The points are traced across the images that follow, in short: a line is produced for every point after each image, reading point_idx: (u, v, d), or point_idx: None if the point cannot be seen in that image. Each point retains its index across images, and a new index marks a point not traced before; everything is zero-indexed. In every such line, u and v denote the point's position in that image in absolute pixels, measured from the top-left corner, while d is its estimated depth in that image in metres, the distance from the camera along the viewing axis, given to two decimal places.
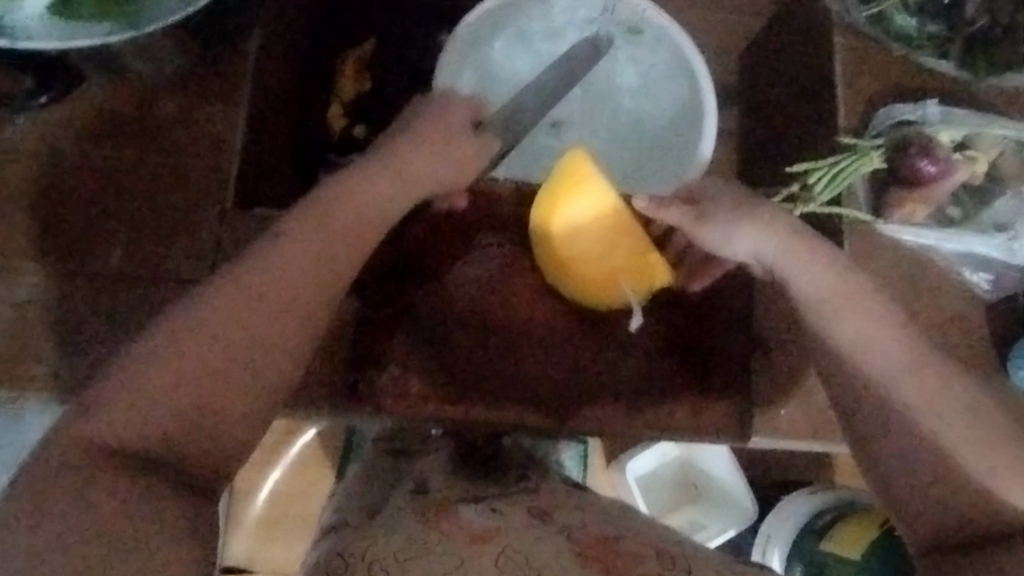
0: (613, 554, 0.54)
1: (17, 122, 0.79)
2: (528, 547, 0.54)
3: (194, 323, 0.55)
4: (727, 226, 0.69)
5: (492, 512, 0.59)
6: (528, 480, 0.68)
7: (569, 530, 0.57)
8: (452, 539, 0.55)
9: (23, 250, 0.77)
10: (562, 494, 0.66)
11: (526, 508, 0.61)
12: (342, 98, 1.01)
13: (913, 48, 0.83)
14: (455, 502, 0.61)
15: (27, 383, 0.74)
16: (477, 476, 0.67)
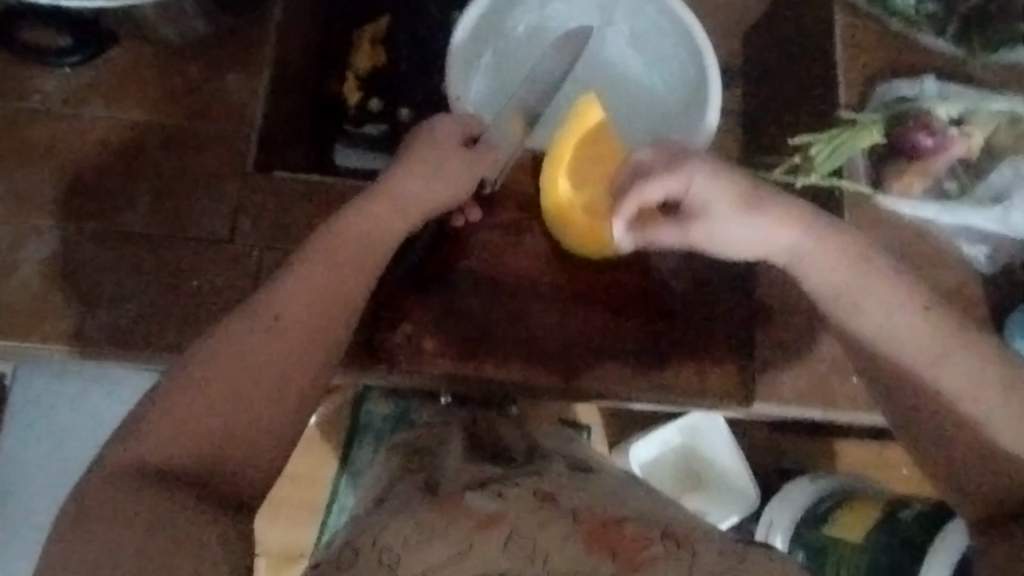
0: (617, 530, 0.52)
1: (48, 83, 0.82)
2: (535, 531, 0.52)
3: (214, 385, 0.56)
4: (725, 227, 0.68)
5: (497, 496, 0.56)
6: (536, 461, 0.67)
7: (574, 509, 0.54)
8: (454, 523, 0.53)
9: (52, 207, 0.79)
10: (565, 474, 0.65)
11: (531, 489, 0.58)
12: (358, 71, 1.05)
13: (911, 25, 0.87)
14: (461, 489, 0.59)
15: (55, 338, 0.77)
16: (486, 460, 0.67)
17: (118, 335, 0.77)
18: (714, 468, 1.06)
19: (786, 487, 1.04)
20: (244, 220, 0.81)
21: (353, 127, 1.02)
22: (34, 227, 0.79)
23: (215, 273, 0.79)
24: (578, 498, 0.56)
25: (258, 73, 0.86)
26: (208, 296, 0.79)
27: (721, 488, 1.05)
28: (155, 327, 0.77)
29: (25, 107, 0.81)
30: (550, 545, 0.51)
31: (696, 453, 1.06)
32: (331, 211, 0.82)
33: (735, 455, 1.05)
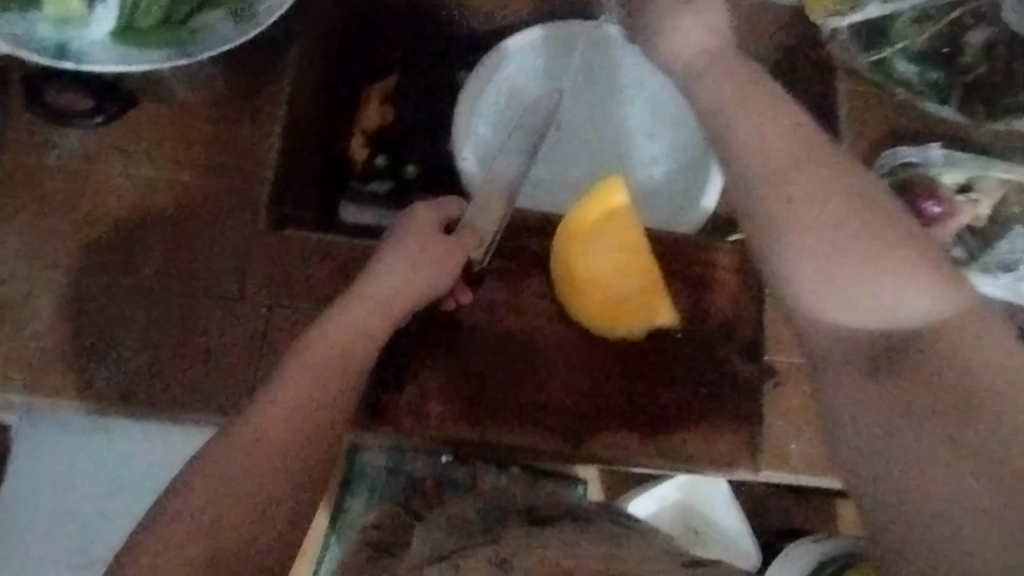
0: None
1: (67, 139, 0.83)
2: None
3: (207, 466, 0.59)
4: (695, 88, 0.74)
5: (452, 570, 0.57)
6: (507, 529, 0.67)
7: None
8: None
9: (64, 262, 0.80)
10: (528, 537, 0.64)
11: (487, 558, 0.59)
12: (365, 129, 1.08)
13: (915, 95, 0.86)
14: (422, 564, 0.60)
15: (62, 392, 0.77)
16: (449, 534, 0.68)
17: (124, 391, 0.78)
18: (714, 525, 1.05)
19: (794, 551, 1.02)
20: (252, 277, 0.82)
21: (360, 183, 1.05)
22: (46, 282, 0.80)
23: (222, 330, 0.80)
24: (535, 562, 0.57)
25: (271, 132, 0.87)
26: (215, 353, 0.79)
27: (721, 546, 1.05)
28: (161, 383, 0.78)
29: (43, 163, 0.83)
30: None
31: (696, 511, 1.06)
32: (338, 270, 0.83)
33: (735, 513, 1.05)
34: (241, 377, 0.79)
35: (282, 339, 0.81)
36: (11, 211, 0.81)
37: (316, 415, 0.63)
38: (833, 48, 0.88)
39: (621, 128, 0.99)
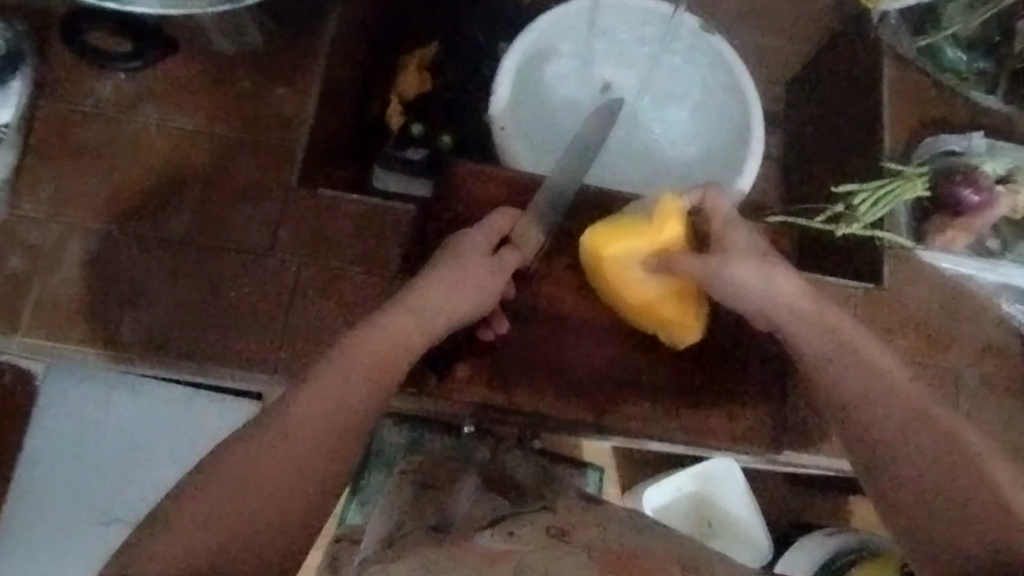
0: (630, 569, 0.52)
1: (104, 86, 0.83)
2: (545, 565, 0.52)
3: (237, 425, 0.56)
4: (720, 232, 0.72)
5: (508, 537, 0.57)
6: (550, 498, 0.67)
7: (588, 546, 0.55)
8: (460, 561, 0.53)
9: (98, 209, 0.80)
10: (578, 509, 0.64)
11: (544, 528, 0.58)
12: (402, 93, 1.06)
13: (963, 81, 0.89)
14: (472, 531, 0.59)
15: (93, 338, 0.77)
16: (498, 496, 0.67)
17: (156, 340, 0.78)
18: (728, 517, 0.98)
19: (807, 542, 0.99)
20: (284, 233, 0.82)
21: (394, 150, 1.00)
22: (79, 228, 0.79)
23: (254, 285, 0.80)
24: (591, 535, 0.57)
25: (307, 87, 0.87)
26: (246, 308, 0.79)
27: (732, 538, 0.98)
28: (192, 335, 0.78)
29: (80, 109, 0.82)
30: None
31: (712, 503, 0.98)
32: (369, 231, 0.83)
33: (751, 507, 0.98)
34: (271, 333, 0.79)
35: (312, 297, 0.80)
36: (46, 156, 0.81)
37: (367, 383, 0.60)
38: (882, 31, 0.91)
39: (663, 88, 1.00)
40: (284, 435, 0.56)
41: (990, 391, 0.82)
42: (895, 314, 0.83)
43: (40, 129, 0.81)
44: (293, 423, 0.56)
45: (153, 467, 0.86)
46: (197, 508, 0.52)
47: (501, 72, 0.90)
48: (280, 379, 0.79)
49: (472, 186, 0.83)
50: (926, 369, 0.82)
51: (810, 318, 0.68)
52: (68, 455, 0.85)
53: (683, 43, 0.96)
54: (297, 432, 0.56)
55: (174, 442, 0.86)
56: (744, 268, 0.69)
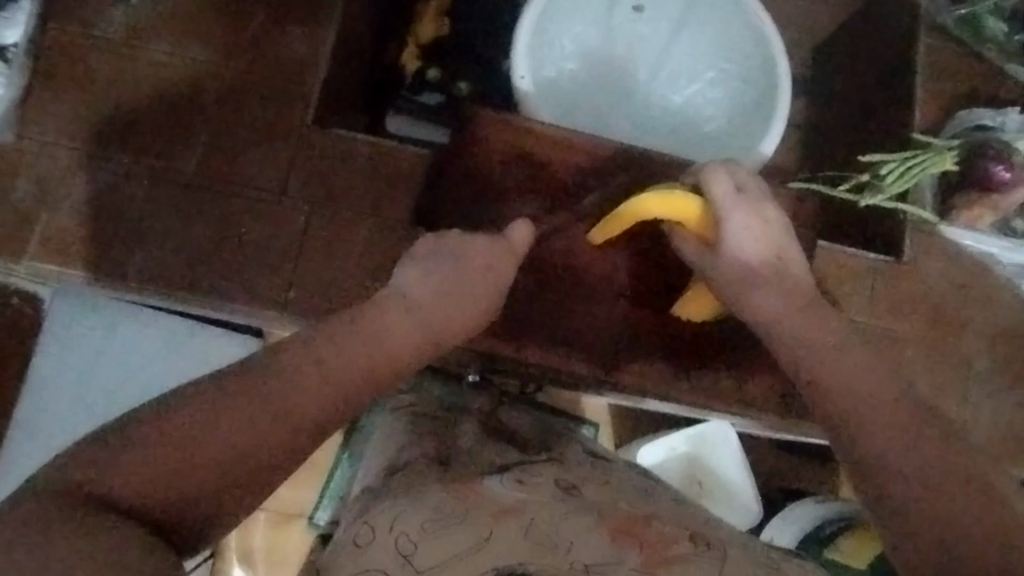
0: (640, 529, 0.52)
1: (117, 13, 0.81)
2: (554, 521, 0.52)
3: (241, 368, 0.55)
4: (753, 200, 0.70)
5: (517, 485, 0.57)
6: (554, 451, 0.67)
7: (598, 505, 0.55)
8: (473, 509, 0.53)
9: (107, 138, 0.78)
10: (586, 465, 0.64)
11: (554, 480, 0.59)
12: (419, 40, 1.01)
13: (1005, 54, 0.87)
14: (479, 473, 0.59)
15: (98, 270, 0.76)
16: (503, 446, 0.67)
17: (161, 273, 0.76)
18: (720, 480, 0.97)
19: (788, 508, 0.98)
20: (295, 174, 0.80)
21: (410, 94, 0.99)
22: (86, 155, 0.78)
23: (262, 224, 0.78)
24: (602, 495, 0.58)
25: (326, 25, 0.84)
26: (253, 246, 0.78)
27: (723, 501, 0.96)
28: (197, 271, 0.77)
29: (92, 34, 0.80)
30: (571, 534, 0.50)
31: (703, 465, 0.97)
32: (382, 177, 0.81)
33: (744, 471, 0.96)
34: (278, 274, 0.78)
35: (322, 241, 0.79)
36: (54, 82, 0.79)
37: (372, 343, 0.60)
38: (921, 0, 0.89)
39: (686, 53, 0.97)
40: (293, 377, 0.55)
41: (1001, 374, 0.81)
42: (912, 292, 0.81)
43: (50, 53, 0.79)
44: (304, 373, 0.56)
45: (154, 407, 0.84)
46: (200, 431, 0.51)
47: (521, 25, 0.87)
48: (285, 321, 0.78)
49: (491, 135, 0.81)
50: (938, 348, 0.81)
51: (801, 306, 0.68)
52: (61, 386, 0.84)
53: (713, 0, 0.93)
54: (316, 386, 0.55)
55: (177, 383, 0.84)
56: (743, 241, 0.69)
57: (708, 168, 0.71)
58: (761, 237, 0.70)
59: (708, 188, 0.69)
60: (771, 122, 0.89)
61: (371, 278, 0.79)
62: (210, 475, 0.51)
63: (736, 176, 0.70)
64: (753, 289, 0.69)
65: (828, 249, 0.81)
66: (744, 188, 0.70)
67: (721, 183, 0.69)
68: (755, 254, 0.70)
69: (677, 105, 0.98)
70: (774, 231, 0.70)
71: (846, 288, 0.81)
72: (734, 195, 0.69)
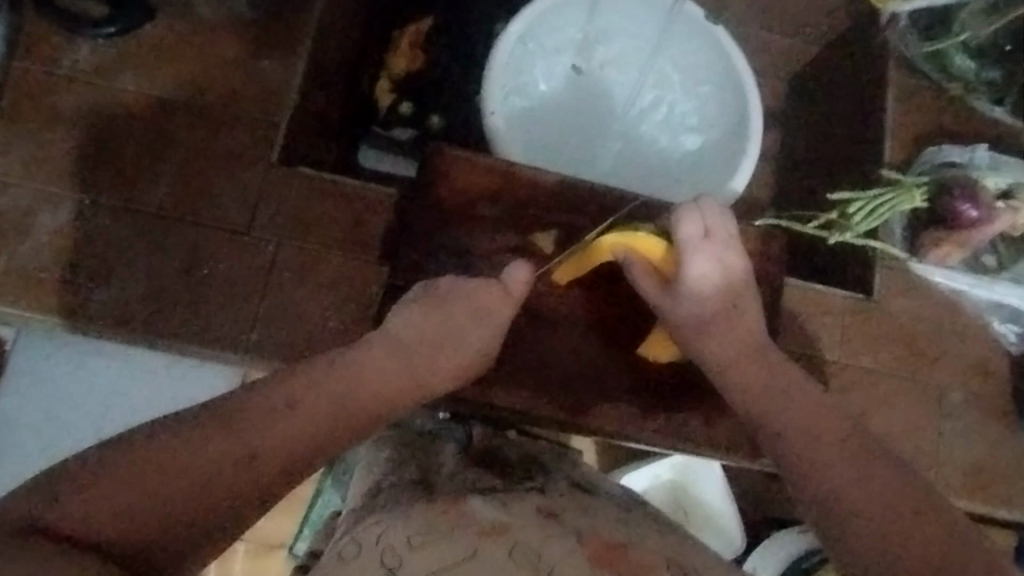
0: (620, 557, 0.51)
1: (82, 50, 0.80)
2: (536, 541, 0.51)
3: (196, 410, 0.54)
4: (720, 247, 0.69)
5: (501, 506, 0.56)
6: (535, 478, 0.65)
7: (578, 530, 0.53)
8: (460, 526, 0.52)
9: (70, 175, 0.77)
10: (567, 494, 0.62)
11: (534, 506, 0.57)
12: (392, 73, 1.01)
13: (971, 89, 0.88)
14: (464, 494, 0.58)
15: (58, 308, 0.75)
16: (485, 475, 0.64)
17: (122, 314, 0.75)
18: (704, 508, 0.96)
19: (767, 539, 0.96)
20: (261, 211, 0.79)
21: (381, 129, 0.99)
22: (49, 195, 0.77)
23: (228, 264, 0.77)
24: (582, 520, 0.56)
25: (293, 60, 0.84)
26: (216, 285, 0.77)
27: (709, 529, 0.95)
28: (159, 309, 0.76)
29: (57, 72, 0.80)
30: (555, 558, 0.49)
31: (688, 493, 0.96)
32: (351, 212, 0.81)
33: (726, 499, 0.96)
34: (243, 313, 0.77)
35: (287, 280, 0.78)
36: (15, 120, 0.78)
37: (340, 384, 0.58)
38: (890, 36, 0.90)
39: (659, 87, 0.97)
40: (254, 407, 0.55)
41: (975, 408, 0.80)
42: (884, 327, 0.81)
43: (12, 92, 0.78)
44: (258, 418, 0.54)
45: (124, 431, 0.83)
46: (161, 469, 0.51)
47: (495, 55, 0.87)
48: (250, 362, 0.77)
49: (458, 170, 0.81)
50: (912, 381, 0.80)
51: (752, 350, 0.69)
52: (31, 423, 0.82)
53: (684, 34, 0.94)
54: (282, 424, 0.55)
55: (145, 407, 0.82)
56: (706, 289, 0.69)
57: (677, 210, 0.70)
58: (723, 286, 0.70)
59: (675, 229, 0.69)
60: (745, 154, 0.89)
61: (338, 318, 0.78)
62: (164, 511, 0.50)
63: (708, 219, 0.69)
64: (705, 334, 0.69)
65: (797, 285, 0.81)
66: (712, 233, 0.69)
67: (688, 225, 0.69)
68: (713, 300, 0.69)
69: (649, 141, 0.98)
70: (735, 279, 0.70)
71: (819, 323, 0.81)
72: (699, 238, 0.69)
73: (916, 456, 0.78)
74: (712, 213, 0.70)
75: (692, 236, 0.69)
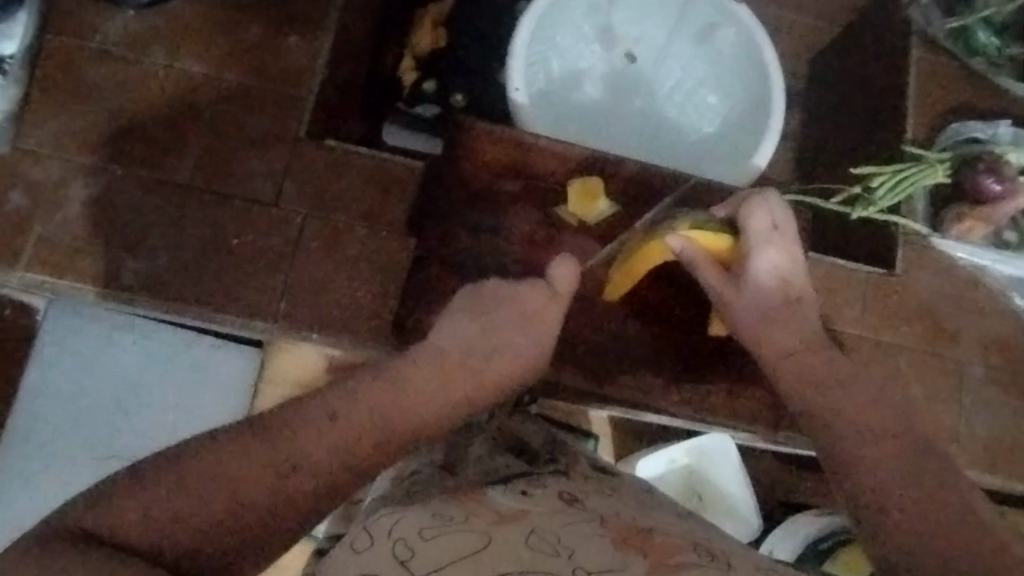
0: (644, 539, 0.52)
1: (113, 24, 0.81)
2: (559, 529, 0.51)
3: None
4: (784, 242, 0.68)
5: (521, 496, 0.56)
6: (560, 459, 0.66)
7: (603, 515, 0.54)
8: (480, 513, 0.52)
9: (101, 148, 0.79)
10: (593, 477, 0.63)
11: (557, 492, 0.57)
12: (415, 52, 1.02)
13: (992, 66, 0.89)
14: (483, 484, 0.58)
15: (89, 280, 0.76)
16: (507, 458, 0.64)
17: (152, 285, 0.77)
18: (720, 493, 0.94)
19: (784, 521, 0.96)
20: (289, 185, 0.80)
21: (406, 107, 0.99)
22: (78, 169, 0.78)
23: (255, 238, 0.79)
24: (605, 505, 0.56)
25: (320, 37, 0.85)
26: (245, 256, 0.78)
27: (723, 513, 0.94)
28: (188, 282, 0.77)
29: (88, 45, 0.81)
30: (575, 542, 0.49)
31: (704, 479, 0.95)
32: (376, 187, 0.82)
33: (744, 484, 0.94)
34: (269, 285, 0.78)
35: (313, 255, 0.79)
36: (47, 93, 0.79)
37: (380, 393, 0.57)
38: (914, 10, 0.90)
39: (681, 64, 0.97)
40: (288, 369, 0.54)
41: (994, 387, 0.81)
42: (903, 303, 0.82)
43: (44, 65, 0.80)
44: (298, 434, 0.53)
45: (141, 430, 0.83)
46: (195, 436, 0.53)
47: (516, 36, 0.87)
48: (279, 334, 0.78)
49: (483, 146, 0.80)
50: (928, 360, 0.81)
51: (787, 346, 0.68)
52: (55, 399, 0.83)
53: (702, 15, 0.94)
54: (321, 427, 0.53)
55: (169, 400, 0.84)
56: (766, 288, 0.67)
57: (747, 201, 0.69)
58: (785, 284, 0.68)
59: (743, 223, 0.68)
60: (766, 131, 0.90)
61: (367, 294, 0.79)
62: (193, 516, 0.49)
63: (779, 215, 0.68)
64: (763, 328, 0.66)
65: (819, 260, 0.82)
66: (779, 228, 0.68)
67: (757, 221, 0.68)
68: (773, 298, 0.67)
69: (672, 118, 0.99)
70: (794, 276, 0.68)
71: (838, 300, 0.81)
72: (768, 233, 0.68)
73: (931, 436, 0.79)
74: (782, 208, 0.69)
75: (761, 233, 0.68)
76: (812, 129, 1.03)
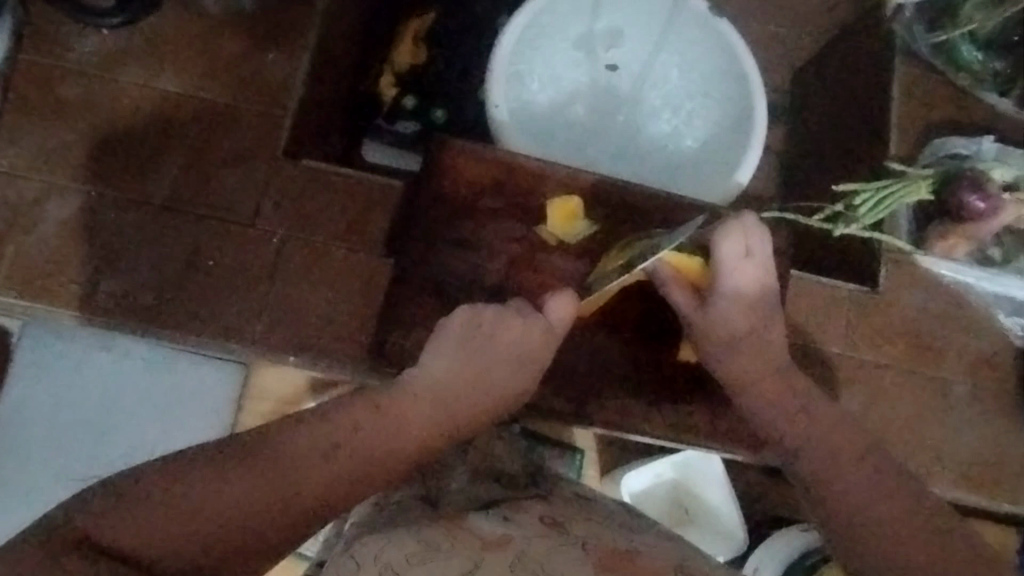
0: (628, 565, 0.51)
1: (87, 43, 0.80)
2: (543, 556, 0.50)
3: None
4: (757, 266, 0.68)
5: (503, 521, 0.56)
6: (542, 485, 0.66)
7: (586, 541, 0.53)
8: (463, 540, 0.52)
9: (76, 169, 0.78)
10: (575, 503, 0.63)
11: (540, 517, 0.57)
12: (396, 68, 1.02)
13: (977, 81, 0.89)
14: (468, 511, 0.58)
15: (64, 303, 0.75)
16: (491, 484, 0.64)
17: (129, 307, 0.75)
18: (706, 508, 0.94)
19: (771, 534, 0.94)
20: (268, 204, 0.79)
21: (387, 123, 0.99)
22: (53, 190, 0.77)
23: (233, 258, 0.78)
24: (590, 531, 0.56)
25: (298, 52, 0.84)
26: (223, 276, 0.77)
27: (710, 529, 0.94)
28: (165, 304, 0.76)
29: (62, 64, 0.80)
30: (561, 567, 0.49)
31: (691, 493, 0.95)
32: (355, 205, 0.81)
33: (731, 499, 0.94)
34: (247, 306, 0.77)
35: (292, 275, 0.78)
36: (20, 114, 0.78)
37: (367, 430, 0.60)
38: (896, 27, 0.89)
39: (664, 79, 0.97)
40: None
41: (982, 402, 0.80)
42: (889, 321, 0.81)
43: (18, 85, 0.79)
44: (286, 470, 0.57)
45: (124, 449, 0.83)
46: None
47: (497, 50, 0.87)
48: (258, 355, 0.77)
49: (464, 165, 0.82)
50: (915, 377, 0.80)
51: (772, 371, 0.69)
52: (36, 422, 0.83)
53: (687, 27, 0.93)
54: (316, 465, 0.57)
55: (149, 422, 0.84)
56: (737, 312, 0.69)
57: (721, 223, 0.68)
58: (753, 307, 0.69)
59: (716, 247, 0.68)
60: (749, 146, 0.89)
61: (346, 314, 0.78)
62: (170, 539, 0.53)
63: (752, 239, 0.68)
64: (729, 353, 0.69)
65: (803, 278, 0.81)
66: (751, 252, 0.68)
67: (731, 245, 0.67)
68: (742, 321, 0.69)
69: (654, 133, 0.98)
70: (763, 297, 0.70)
71: (820, 318, 0.80)
72: (740, 258, 0.68)
73: (919, 453, 0.78)
74: (756, 231, 0.68)
75: (735, 258, 0.68)
76: (797, 144, 1.04)
